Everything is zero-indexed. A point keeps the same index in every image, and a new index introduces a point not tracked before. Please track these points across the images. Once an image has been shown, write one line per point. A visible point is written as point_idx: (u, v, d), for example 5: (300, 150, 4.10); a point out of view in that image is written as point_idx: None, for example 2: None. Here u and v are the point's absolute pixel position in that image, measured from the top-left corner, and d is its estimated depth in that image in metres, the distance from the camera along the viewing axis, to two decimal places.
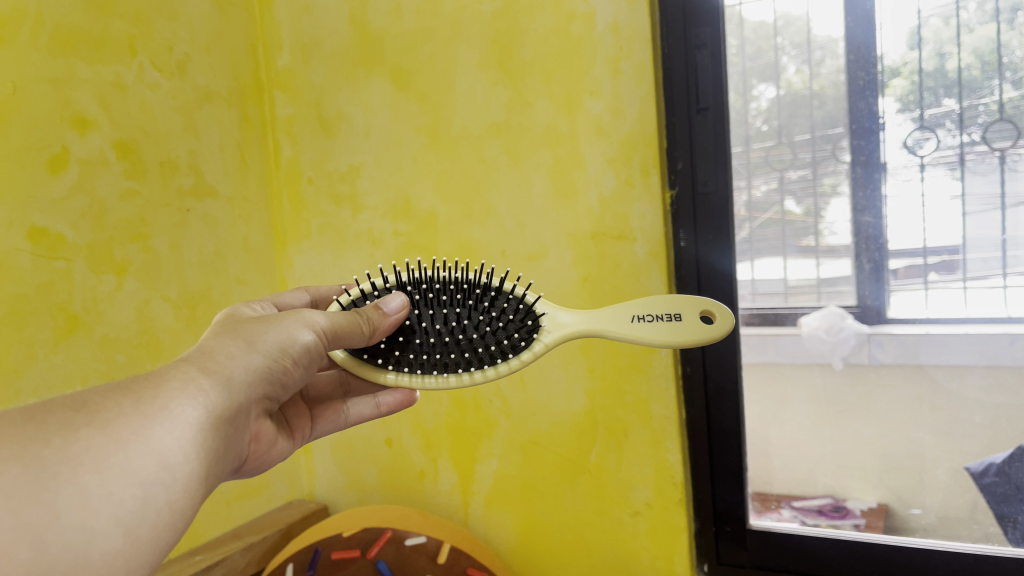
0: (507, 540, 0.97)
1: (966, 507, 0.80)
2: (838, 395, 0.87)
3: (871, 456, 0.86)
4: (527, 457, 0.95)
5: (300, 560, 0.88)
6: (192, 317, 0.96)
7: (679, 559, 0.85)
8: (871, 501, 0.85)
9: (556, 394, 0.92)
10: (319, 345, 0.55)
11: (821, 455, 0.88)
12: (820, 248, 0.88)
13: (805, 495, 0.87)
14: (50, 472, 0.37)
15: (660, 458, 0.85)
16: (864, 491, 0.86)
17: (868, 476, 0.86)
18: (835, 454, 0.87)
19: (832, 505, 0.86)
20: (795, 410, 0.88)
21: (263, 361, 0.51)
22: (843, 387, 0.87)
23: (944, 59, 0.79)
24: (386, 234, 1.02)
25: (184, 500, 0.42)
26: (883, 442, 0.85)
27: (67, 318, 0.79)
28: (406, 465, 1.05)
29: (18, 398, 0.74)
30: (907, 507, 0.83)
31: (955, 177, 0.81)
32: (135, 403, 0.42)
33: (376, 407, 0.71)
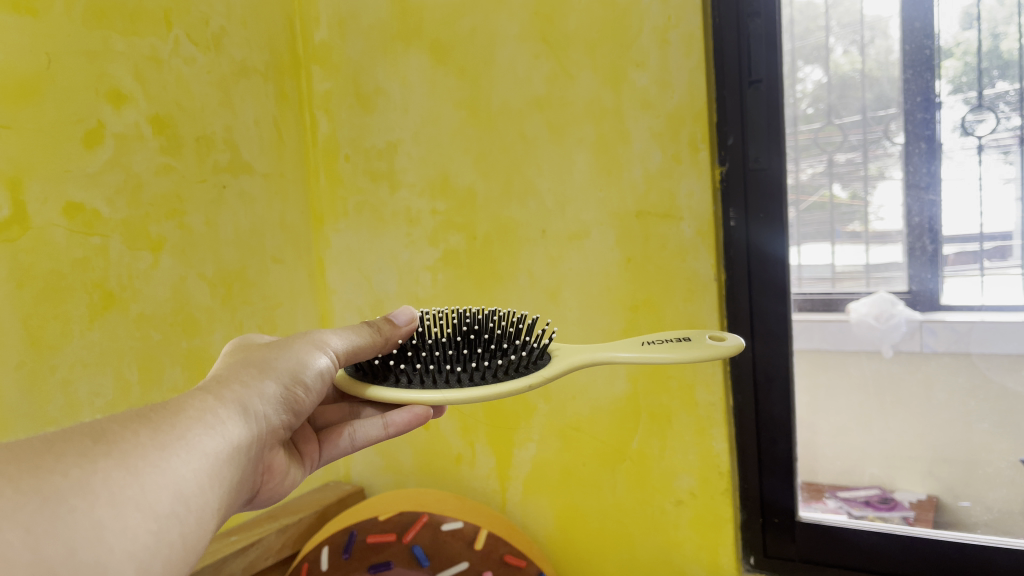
0: (545, 527, 0.95)
1: (1018, 502, 0.74)
2: (893, 385, 0.81)
3: (922, 447, 0.80)
4: (566, 443, 0.92)
5: (335, 543, 0.86)
6: (228, 296, 0.95)
7: (724, 550, 0.82)
8: (919, 493, 0.80)
9: (598, 378, 0.89)
10: (330, 369, 0.56)
11: (868, 445, 0.83)
12: (869, 234, 0.82)
13: (851, 486, 0.83)
14: (66, 506, 0.33)
15: (706, 446, 0.82)
16: (912, 483, 0.81)
17: (919, 468, 0.80)
18: (883, 444, 0.82)
19: (879, 496, 0.81)
20: (846, 398, 0.83)
21: (276, 389, 0.51)
22: (898, 376, 0.81)
23: (999, 40, 0.74)
24: (424, 213, 1.00)
25: (198, 534, 0.39)
26: (939, 432, 0.79)
27: (103, 294, 0.78)
28: (443, 449, 1.03)
29: (53, 374, 0.73)
30: (956, 499, 0.78)
31: (1008, 161, 0.74)
32: (153, 432, 0.39)
33: (384, 428, 0.65)
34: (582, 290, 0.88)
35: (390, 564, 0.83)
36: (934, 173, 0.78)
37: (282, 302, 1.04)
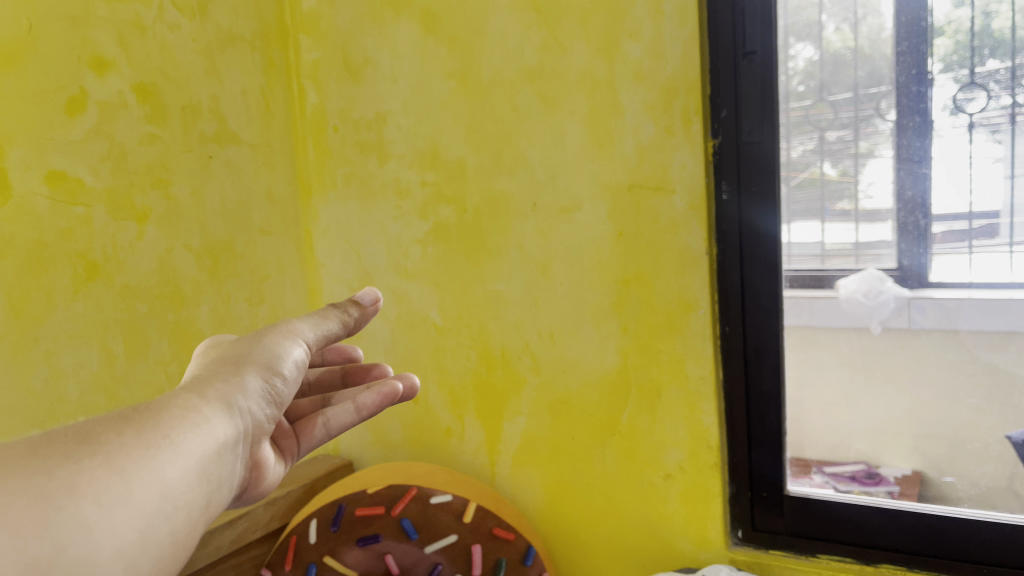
0: (534, 501, 0.95)
1: (1004, 478, 0.76)
2: (881, 361, 0.83)
3: (907, 423, 0.83)
4: (555, 416, 0.92)
5: (323, 516, 0.86)
6: (215, 268, 0.93)
7: (712, 524, 0.83)
8: (904, 468, 0.81)
9: (587, 351, 0.89)
10: (306, 360, 0.51)
11: (855, 420, 0.84)
12: (858, 213, 0.80)
13: (837, 462, 0.82)
14: (53, 506, 0.32)
15: (695, 420, 0.82)
16: (897, 459, 0.82)
17: (902, 442, 0.83)
18: (870, 420, 0.84)
19: (865, 471, 0.81)
20: (832, 374, 0.83)
21: (262, 381, 0.47)
22: (887, 352, 0.83)
23: (989, 19, 0.75)
24: (413, 184, 0.98)
25: (184, 531, 0.38)
26: (927, 408, 0.82)
27: (87, 265, 0.77)
28: (432, 422, 1.02)
29: (37, 346, 0.72)
30: (941, 475, 0.79)
31: (997, 140, 0.76)
32: (137, 432, 0.37)
33: (357, 411, 0.54)
34: (573, 262, 0.88)
35: (378, 538, 0.84)
36: (928, 148, 0.76)
37: (269, 274, 1.02)
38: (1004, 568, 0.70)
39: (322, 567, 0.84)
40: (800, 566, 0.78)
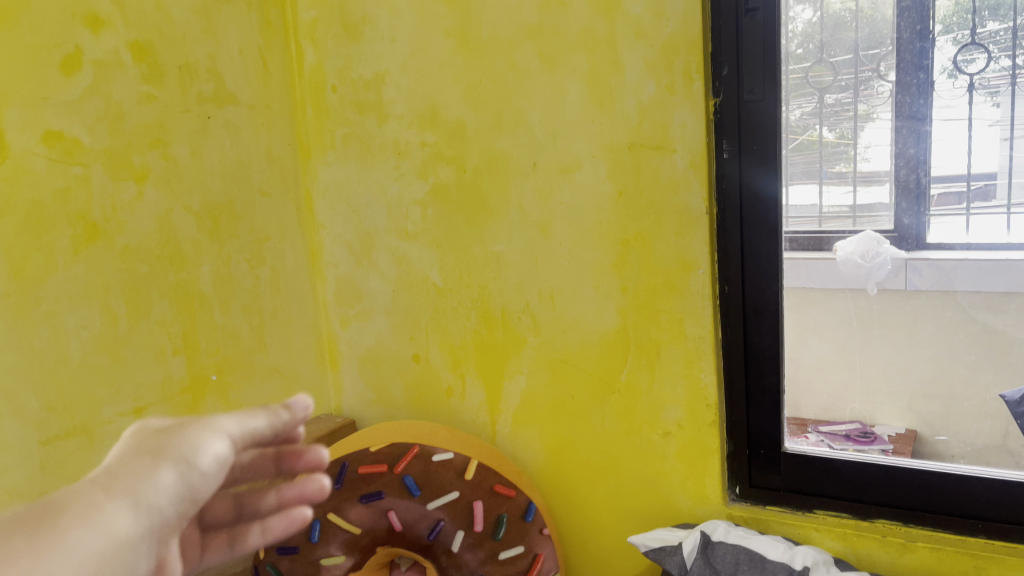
0: (535, 458, 0.96)
1: (995, 436, 0.75)
2: (874, 323, 0.79)
3: (902, 383, 0.78)
4: (555, 375, 0.93)
5: (326, 475, 0.87)
6: (216, 229, 0.92)
7: (710, 481, 0.84)
8: (898, 426, 0.79)
9: (587, 311, 0.89)
10: (228, 463, 0.33)
11: (850, 380, 0.81)
12: (856, 175, 0.77)
13: (832, 421, 0.81)
14: None
15: (694, 378, 0.83)
16: (891, 418, 0.79)
17: (897, 403, 0.79)
18: (865, 380, 0.80)
19: (859, 430, 0.80)
20: (826, 334, 0.81)
21: (178, 479, 0.31)
22: (879, 313, 0.78)
23: None
24: (412, 145, 0.98)
25: None
26: (921, 368, 0.77)
27: (87, 226, 0.77)
28: (434, 382, 1.02)
29: (39, 306, 0.73)
30: (934, 434, 0.77)
31: (994, 104, 0.72)
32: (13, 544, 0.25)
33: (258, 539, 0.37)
34: (573, 222, 0.88)
35: (382, 495, 0.85)
36: (928, 109, 0.73)
37: (270, 236, 1.01)
38: (997, 522, 0.72)
39: (327, 523, 0.85)
40: (797, 521, 0.80)
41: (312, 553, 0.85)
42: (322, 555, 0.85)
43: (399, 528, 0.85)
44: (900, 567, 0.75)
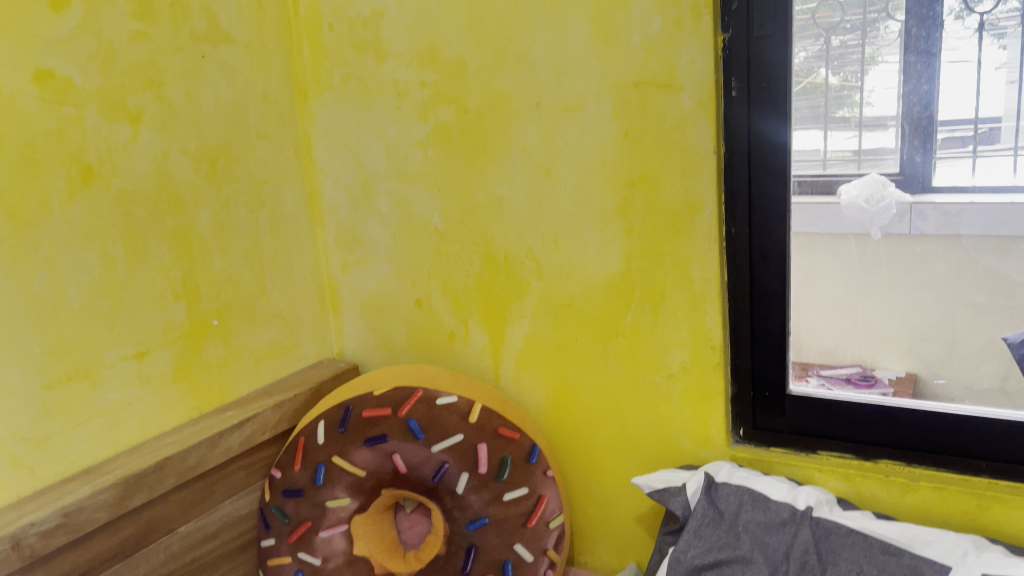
0: (538, 402, 0.96)
1: (995, 380, 0.74)
2: (877, 265, 0.79)
3: (903, 326, 0.79)
4: (559, 320, 0.92)
5: (331, 418, 0.88)
6: (213, 172, 0.90)
7: (713, 423, 0.84)
8: (898, 370, 0.79)
9: (592, 255, 0.88)
10: None
11: (851, 324, 0.81)
12: (861, 120, 0.74)
13: (834, 364, 0.81)
14: None
15: (699, 321, 0.83)
16: (892, 360, 0.79)
17: (899, 346, 0.79)
18: (867, 324, 0.80)
19: (860, 374, 0.79)
20: (830, 277, 0.80)
21: None
22: (883, 257, 0.78)
23: None
24: (412, 85, 0.95)
25: None
26: (920, 309, 0.78)
27: (82, 168, 0.76)
28: (436, 327, 1.02)
29: (36, 250, 0.72)
30: (933, 377, 0.77)
31: (1001, 46, 0.70)
32: None
33: None
34: (577, 163, 0.86)
35: (386, 438, 0.85)
36: (936, 45, 0.71)
37: (269, 179, 0.99)
38: (1001, 461, 0.72)
39: (331, 466, 0.86)
40: (799, 462, 0.80)
41: (317, 496, 0.86)
42: (326, 498, 0.86)
43: (403, 470, 0.86)
44: (903, 506, 0.75)
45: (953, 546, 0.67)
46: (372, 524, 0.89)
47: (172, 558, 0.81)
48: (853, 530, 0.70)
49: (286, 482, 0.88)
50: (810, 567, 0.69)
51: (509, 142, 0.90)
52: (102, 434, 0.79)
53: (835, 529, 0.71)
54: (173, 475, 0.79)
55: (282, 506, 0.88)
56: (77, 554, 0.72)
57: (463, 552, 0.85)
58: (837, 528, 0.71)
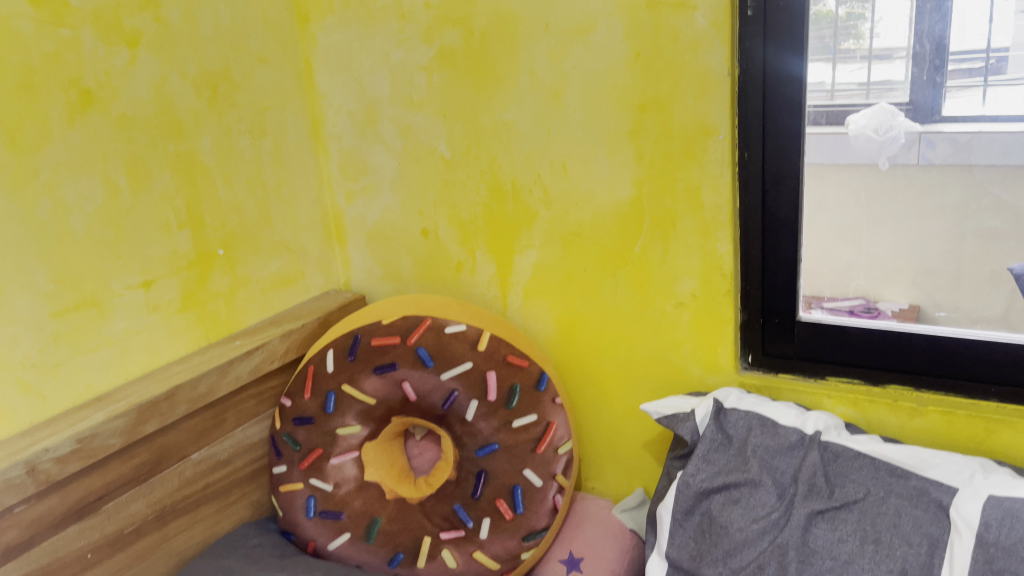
0: (546, 331, 0.96)
1: (999, 311, 0.73)
2: (884, 195, 0.77)
3: (907, 259, 0.77)
4: (567, 248, 0.91)
5: (340, 347, 0.88)
6: (214, 98, 0.88)
7: (722, 350, 0.84)
8: (903, 302, 0.78)
9: (601, 182, 0.86)
10: None
11: (855, 257, 0.80)
12: (869, 52, 0.72)
13: (837, 297, 0.80)
14: None
15: (710, 248, 0.82)
16: (896, 293, 0.78)
17: (903, 278, 0.78)
18: (871, 257, 0.79)
19: (863, 306, 0.79)
20: (837, 209, 0.79)
21: None
22: (891, 188, 0.76)
23: None
24: (416, 6, 0.92)
25: None
26: (926, 241, 0.76)
27: (80, 93, 0.74)
28: (443, 257, 1.01)
29: (38, 177, 0.71)
30: (935, 310, 0.76)
31: None
32: None
33: None
34: (587, 88, 0.84)
35: (395, 366, 0.85)
36: None
37: (271, 106, 0.96)
38: (1010, 385, 0.72)
39: (341, 394, 0.87)
40: (806, 389, 0.80)
41: (328, 423, 0.87)
42: (337, 425, 0.87)
43: (413, 398, 0.86)
44: (910, 429, 0.76)
45: (960, 468, 0.67)
46: (382, 451, 0.90)
47: (187, 484, 0.83)
48: (861, 453, 0.71)
49: (296, 410, 0.88)
50: (817, 491, 0.70)
51: (518, 66, 0.88)
52: (113, 361, 0.79)
53: (843, 452, 0.71)
54: (185, 402, 0.80)
55: (293, 433, 0.88)
56: (94, 480, 0.73)
57: (473, 477, 0.86)
58: (845, 451, 0.71)
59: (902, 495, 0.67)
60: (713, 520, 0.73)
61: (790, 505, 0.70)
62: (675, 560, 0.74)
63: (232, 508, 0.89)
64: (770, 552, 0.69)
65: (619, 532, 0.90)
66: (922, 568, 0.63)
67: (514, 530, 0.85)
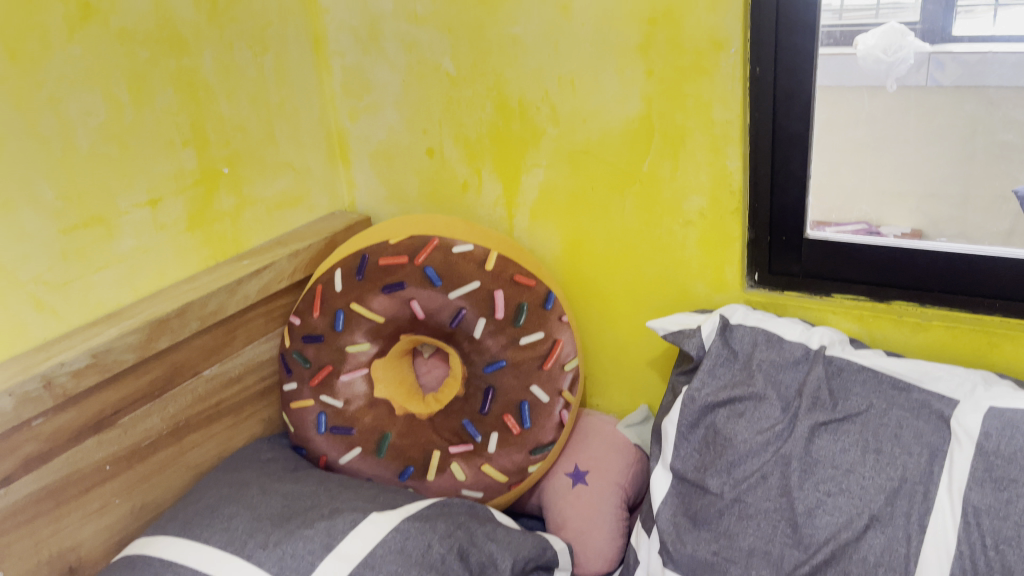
0: (553, 251, 0.96)
1: (1000, 237, 0.74)
2: (890, 120, 0.78)
3: (913, 182, 0.78)
4: (575, 167, 0.90)
5: (347, 266, 0.88)
6: (215, 12, 0.86)
7: (729, 268, 0.85)
8: (904, 228, 0.78)
9: (610, 99, 0.85)
10: None
11: (859, 182, 0.80)
12: None
13: (838, 222, 0.80)
14: None
15: (719, 165, 0.81)
16: (898, 219, 0.78)
17: (907, 201, 0.78)
18: (875, 180, 0.80)
19: (866, 231, 0.79)
20: (843, 133, 0.79)
21: None
22: (898, 112, 0.77)
23: None
24: None
25: None
26: (930, 165, 0.78)
27: (79, 4, 0.72)
28: (448, 177, 1.00)
29: (41, 91, 0.70)
30: (939, 234, 0.76)
31: None
32: None
33: None
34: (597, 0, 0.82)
35: (404, 285, 0.86)
36: None
37: (272, 21, 0.94)
38: (1013, 300, 0.73)
39: (350, 313, 0.87)
40: (812, 305, 0.81)
41: (337, 341, 0.88)
42: (346, 343, 0.88)
43: (421, 316, 0.87)
44: (912, 345, 0.77)
45: (962, 381, 0.68)
46: (391, 369, 0.91)
47: (199, 400, 0.84)
48: (864, 366, 0.72)
49: (305, 328, 0.89)
50: (821, 404, 0.71)
51: None
52: (122, 279, 0.79)
53: (847, 366, 0.72)
54: (195, 320, 0.80)
55: (303, 351, 0.89)
56: (109, 394, 0.74)
57: (481, 393, 0.88)
58: (849, 365, 0.72)
59: (904, 407, 0.68)
60: (718, 433, 0.74)
61: (794, 417, 0.72)
62: (679, 472, 0.76)
63: (245, 424, 0.91)
64: (773, 462, 0.71)
65: (623, 447, 0.92)
66: (921, 476, 0.65)
67: (521, 444, 0.87)
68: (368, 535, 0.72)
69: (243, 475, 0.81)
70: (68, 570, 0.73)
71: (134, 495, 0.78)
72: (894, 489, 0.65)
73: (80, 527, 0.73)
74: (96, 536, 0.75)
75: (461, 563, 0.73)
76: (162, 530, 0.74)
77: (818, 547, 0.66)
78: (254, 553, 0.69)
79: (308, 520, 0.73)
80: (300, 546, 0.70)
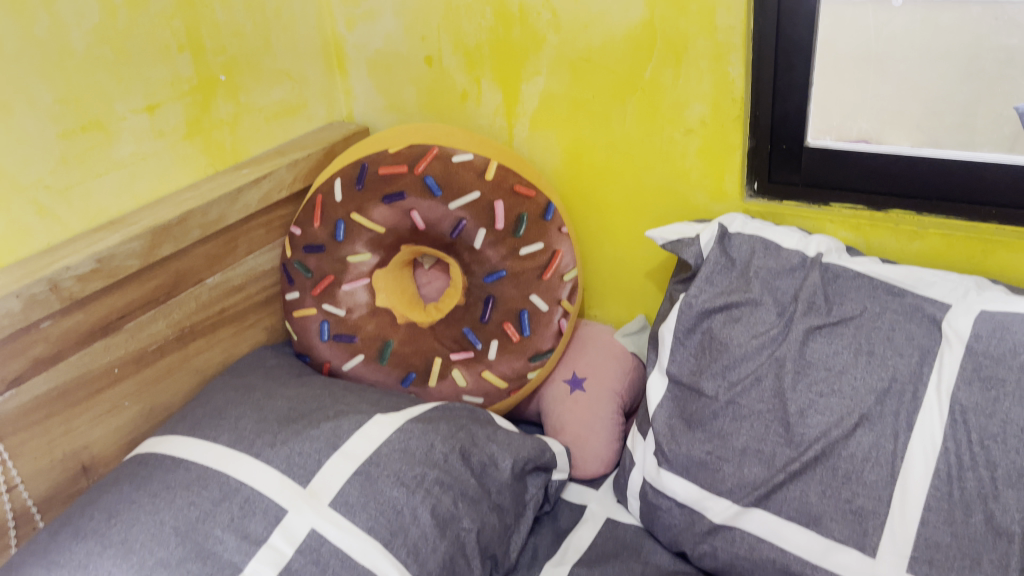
0: (553, 162, 0.96)
1: (1005, 144, 0.73)
2: (894, 34, 0.75)
3: (913, 101, 0.77)
4: (576, 76, 0.89)
5: (347, 175, 0.88)
6: None
7: (729, 178, 0.85)
8: (903, 146, 0.78)
9: (613, 4, 0.84)
10: None
11: (859, 100, 0.79)
12: None
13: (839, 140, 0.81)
14: None
15: (722, 72, 0.81)
16: (898, 137, 0.78)
17: (908, 119, 0.77)
18: (875, 99, 0.78)
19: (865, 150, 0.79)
20: (846, 50, 0.78)
21: None
22: (902, 28, 0.75)
23: None
24: None
25: None
26: (931, 82, 0.75)
27: None
28: (447, 86, 0.99)
29: None
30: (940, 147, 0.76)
31: None
32: None
33: None
34: None
35: (404, 195, 0.86)
36: None
37: None
38: (1011, 207, 0.73)
39: (350, 223, 0.88)
40: (810, 214, 0.82)
41: (339, 251, 0.88)
42: (347, 253, 0.88)
43: (422, 226, 0.87)
44: (908, 253, 0.78)
45: (955, 286, 0.70)
46: (392, 278, 0.92)
47: (203, 307, 0.85)
48: (860, 273, 0.73)
49: (306, 238, 0.90)
50: (816, 309, 0.72)
51: None
52: (123, 186, 0.79)
53: (843, 273, 0.74)
54: (197, 228, 0.81)
55: (304, 261, 0.90)
56: (115, 299, 0.75)
57: (482, 302, 0.89)
58: (845, 272, 0.74)
59: (898, 311, 0.69)
60: (714, 337, 0.76)
61: (789, 321, 0.73)
62: (675, 376, 0.78)
63: (249, 332, 0.93)
64: (767, 365, 0.72)
65: (621, 356, 0.94)
66: (911, 376, 0.67)
67: (520, 352, 0.89)
68: (373, 435, 0.74)
69: (248, 380, 0.83)
70: (81, 469, 0.75)
71: (143, 398, 0.80)
72: (884, 389, 0.67)
73: (91, 428, 0.75)
74: (106, 436, 0.77)
75: (463, 462, 0.75)
76: (171, 430, 0.76)
77: (809, 445, 0.68)
78: (262, 452, 0.71)
79: (314, 421, 0.75)
80: (307, 446, 0.72)
